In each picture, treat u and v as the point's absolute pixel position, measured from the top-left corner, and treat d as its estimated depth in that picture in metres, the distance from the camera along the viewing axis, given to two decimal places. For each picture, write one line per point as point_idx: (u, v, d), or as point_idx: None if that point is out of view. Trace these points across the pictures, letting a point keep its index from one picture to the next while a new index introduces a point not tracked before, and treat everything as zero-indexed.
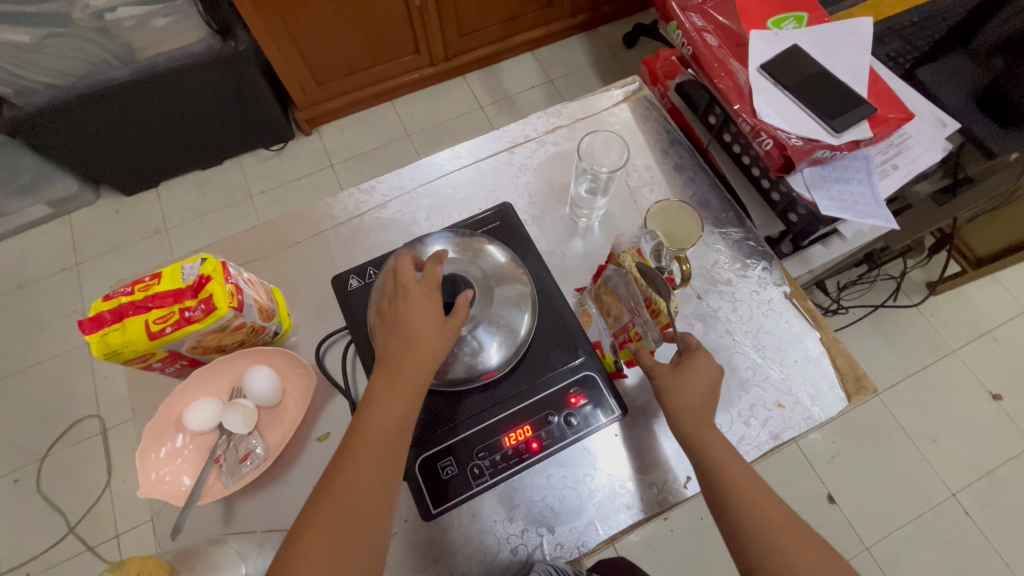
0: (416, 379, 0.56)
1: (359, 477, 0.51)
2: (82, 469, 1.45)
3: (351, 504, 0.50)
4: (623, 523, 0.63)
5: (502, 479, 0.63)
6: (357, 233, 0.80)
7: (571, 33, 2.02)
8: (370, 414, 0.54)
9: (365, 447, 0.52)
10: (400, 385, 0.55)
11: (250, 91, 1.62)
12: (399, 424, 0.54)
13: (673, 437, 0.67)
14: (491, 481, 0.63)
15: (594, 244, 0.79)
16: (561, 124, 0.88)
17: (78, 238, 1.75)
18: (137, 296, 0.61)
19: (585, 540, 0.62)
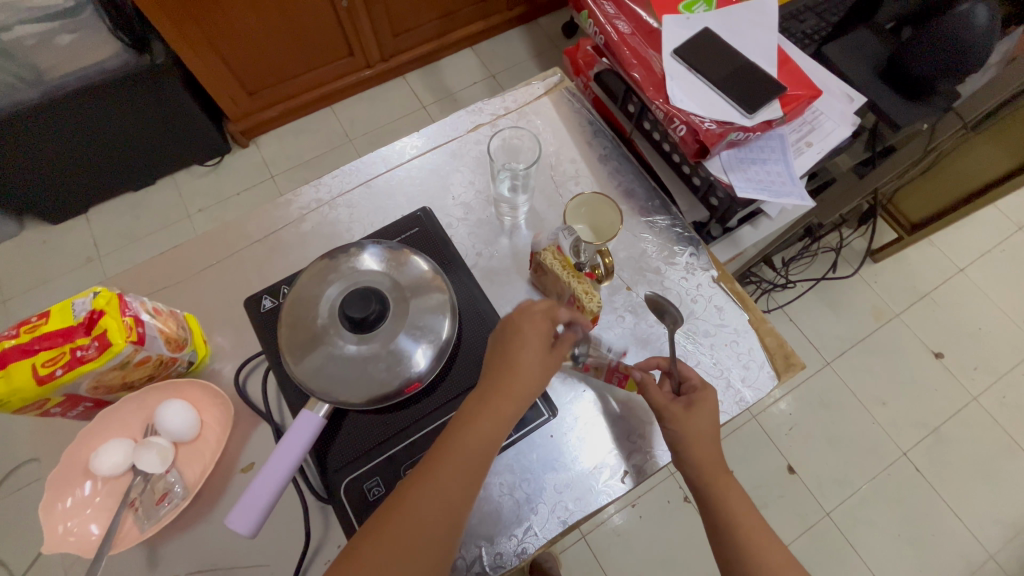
0: (495, 424, 0.54)
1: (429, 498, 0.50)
2: (25, 516, 1.37)
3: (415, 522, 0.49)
4: (561, 525, 0.62)
5: None
6: (276, 250, 0.77)
7: (509, 26, 2.00)
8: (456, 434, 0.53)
9: (443, 464, 0.51)
10: (478, 422, 0.53)
11: (175, 106, 1.55)
12: (468, 468, 0.52)
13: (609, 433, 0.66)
14: None
15: (521, 242, 0.77)
16: (482, 121, 0.86)
17: (3, 273, 1.64)
18: (22, 338, 0.57)
19: (524, 545, 0.61)
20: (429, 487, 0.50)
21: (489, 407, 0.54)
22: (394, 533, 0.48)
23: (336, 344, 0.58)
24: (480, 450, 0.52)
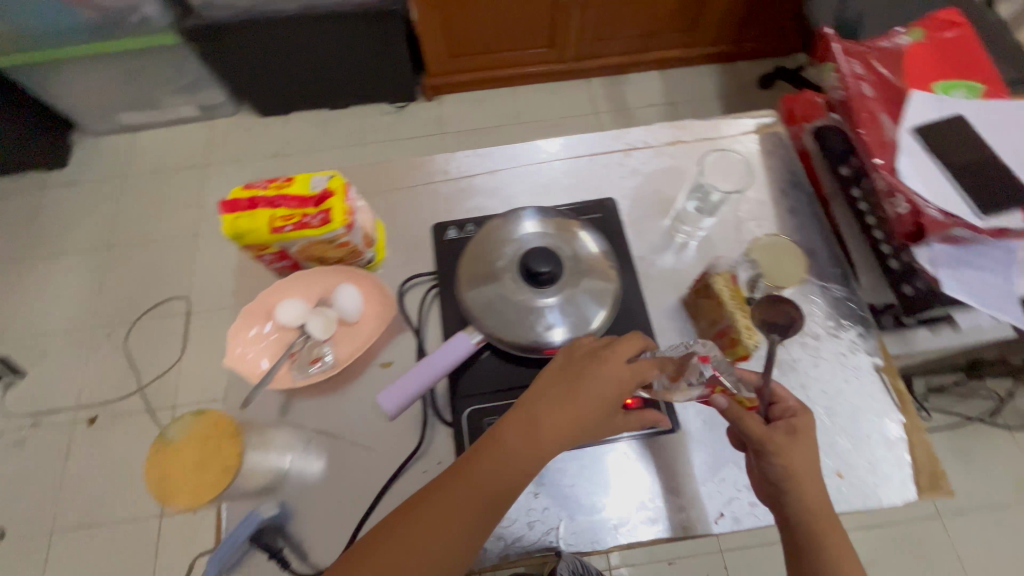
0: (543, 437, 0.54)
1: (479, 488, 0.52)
2: (163, 340, 1.62)
3: (467, 505, 0.52)
4: (585, 547, 0.64)
5: None
6: (464, 192, 0.85)
7: (706, 61, 1.99)
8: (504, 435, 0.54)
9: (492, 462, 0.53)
10: (512, 445, 0.53)
11: (393, 48, 1.73)
12: (470, 523, 0.52)
13: (673, 484, 0.67)
14: None
15: (686, 262, 0.78)
16: (683, 140, 0.88)
17: (212, 143, 1.94)
18: (271, 193, 0.68)
19: (543, 546, 0.64)
20: (423, 544, 0.51)
21: (506, 473, 0.53)
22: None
23: (507, 288, 0.63)
24: (483, 514, 0.52)
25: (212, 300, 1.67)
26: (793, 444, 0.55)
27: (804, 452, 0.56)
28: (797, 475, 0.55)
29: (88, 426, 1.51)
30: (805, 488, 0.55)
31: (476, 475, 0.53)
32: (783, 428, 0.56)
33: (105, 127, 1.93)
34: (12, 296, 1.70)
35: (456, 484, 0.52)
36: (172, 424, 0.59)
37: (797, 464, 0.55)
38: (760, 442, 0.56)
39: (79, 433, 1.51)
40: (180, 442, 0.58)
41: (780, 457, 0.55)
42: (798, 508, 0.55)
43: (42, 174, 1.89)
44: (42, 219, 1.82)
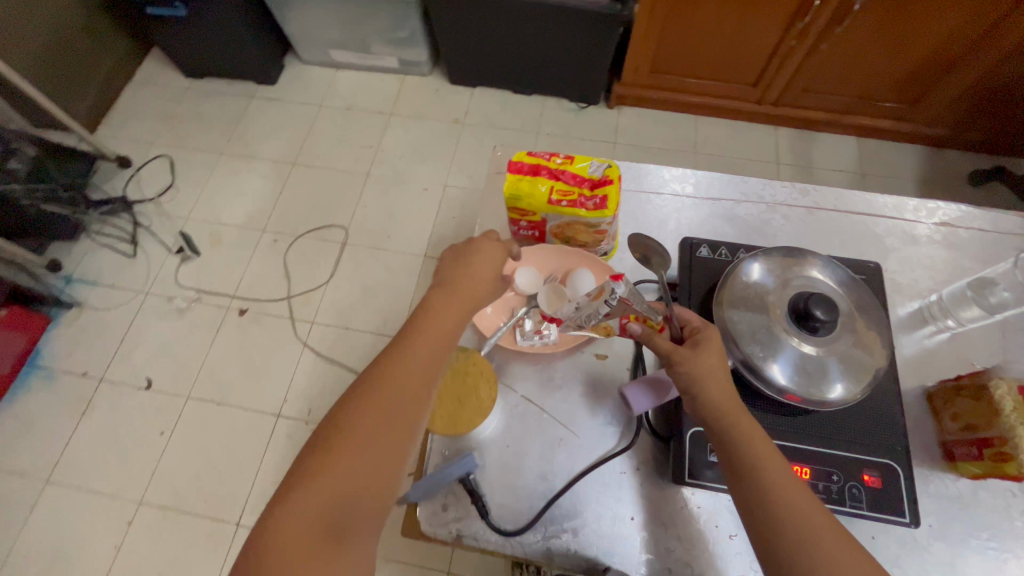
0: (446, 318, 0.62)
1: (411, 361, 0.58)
2: (318, 259, 1.75)
3: (406, 375, 0.57)
4: None
5: None
6: (704, 213, 0.84)
7: (912, 140, 1.85)
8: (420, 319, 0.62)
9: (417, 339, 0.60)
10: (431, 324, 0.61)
11: (599, 50, 1.75)
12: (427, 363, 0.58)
13: None
14: None
15: (934, 352, 0.72)
16: (953, 225, 0.82)
17: (402, 96, 2.07)
18: (553, 165, 0.72)
19: None
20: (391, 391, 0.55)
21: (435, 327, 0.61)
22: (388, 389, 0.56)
23: (780, 328, 0.63)
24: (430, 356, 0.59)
25: (367, 237, 1.79)
26: (698, 354, 0.58)
27: (712, 358, 0.59)
28: (701, 380, 0.58)
29: (238, 316, 1.67)
30: (708, 391, 0.57)
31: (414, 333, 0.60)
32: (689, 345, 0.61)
33: (316, 58, 2.11)
34: (205, 183, 1.91)
35: (410, 334, 0.60)
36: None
37: (700, 369, 0.58)
38: (668, 354, 0.60)
39: (230, 319, 1.67)
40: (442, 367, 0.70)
41: (685, 365, 0.58)
42: (710, 413, 0.56)
43: (254, 85, 2.11)
44: (244, 123, 2.03)
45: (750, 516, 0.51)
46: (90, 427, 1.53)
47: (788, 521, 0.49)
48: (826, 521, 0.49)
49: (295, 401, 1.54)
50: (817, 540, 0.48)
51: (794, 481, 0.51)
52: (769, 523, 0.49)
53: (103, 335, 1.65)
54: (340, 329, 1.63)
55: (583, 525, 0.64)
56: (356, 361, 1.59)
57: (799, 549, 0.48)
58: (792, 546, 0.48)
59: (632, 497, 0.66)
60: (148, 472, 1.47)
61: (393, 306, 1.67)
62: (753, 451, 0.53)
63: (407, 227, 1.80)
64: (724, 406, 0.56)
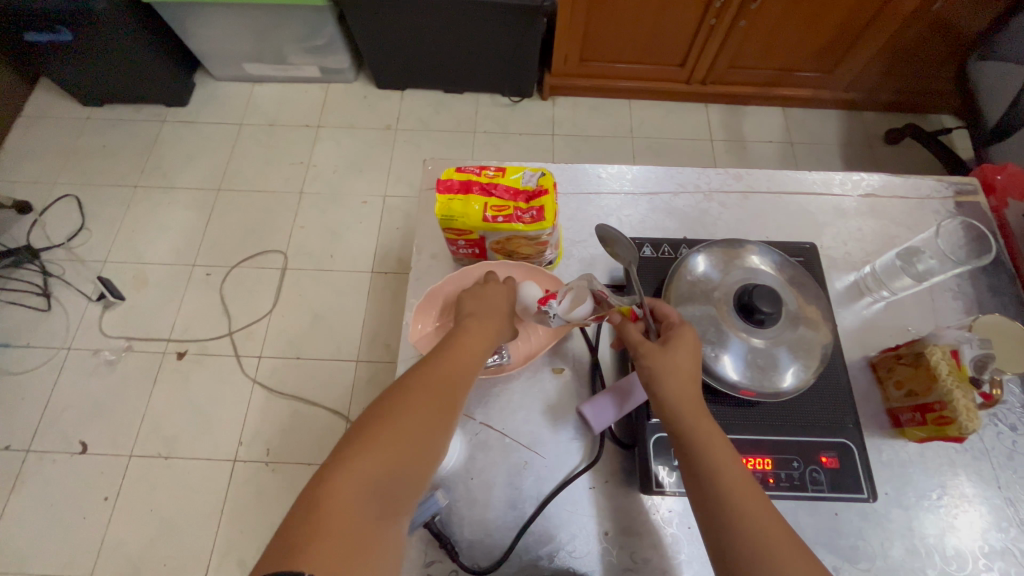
0: (470, 366, 0.60)
1: (428, 405, 0.55)
2: (258, 289, 1.65)
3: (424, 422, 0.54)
4: None
5: None
6: (643, 209, 0.84)
7: (832, 106, 1.93)
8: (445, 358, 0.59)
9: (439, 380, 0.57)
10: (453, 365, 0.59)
11: (525, 43, 1.72)
12: (434, 416, 0.55)
13: None
14: None
15: (873, 322, 0.75)
16: (878, 195, 0.85)
17: (327, 106, 1.97)
18: (485, 180, 0.69)
19: None
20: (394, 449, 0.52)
21: (433, 374, 0.57)
22: (404, 428, 0.53)
23: (728, 322, 0.63)
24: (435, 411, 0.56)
25: (308, 259, 1.70)
26: (666, 352, 0.57)
27: (668, 354, 0.58)
28: (659, 378, 0.57)
29: (177, 360, 1.55)
30: (666, 389, 0.56)
31: (408, 388, 0.56)
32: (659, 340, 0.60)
33: (229, 73, 1.97)
34: (123, 220, 1.76)
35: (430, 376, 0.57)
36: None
37: (663, 367, 0.57)
38: (635, 349, 0.60)
39: (168, 364, 1.55)
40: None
41: (649, 361, 0.58)
42: (667, 413, 0.56)
43: (164, 108, 1.95)
44: (158, 151, 1.88)
45: (703, 511, 0.51)
46: (23, 504, 1.39)
47: (741, 528, 0.48)
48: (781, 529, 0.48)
49: (252, 443, 1.45)
50: (767, 549, 0.47)
51: (748, 486, 0.51)
52: (719, 516, 0.50)
53: (24, 403, 1.49)
54: (291, 360, 1.55)
55: (559, 548, 0.63)
56: (313, 390, 1.52)
57: (750, 558, 0.47)
58: (746, 553, 0.47)
59: (603, 511, 0.65)
60: (97, 543, 1.35)
61: (345, 328, 1.60)
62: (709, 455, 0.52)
63: (350, 244, 1.72)
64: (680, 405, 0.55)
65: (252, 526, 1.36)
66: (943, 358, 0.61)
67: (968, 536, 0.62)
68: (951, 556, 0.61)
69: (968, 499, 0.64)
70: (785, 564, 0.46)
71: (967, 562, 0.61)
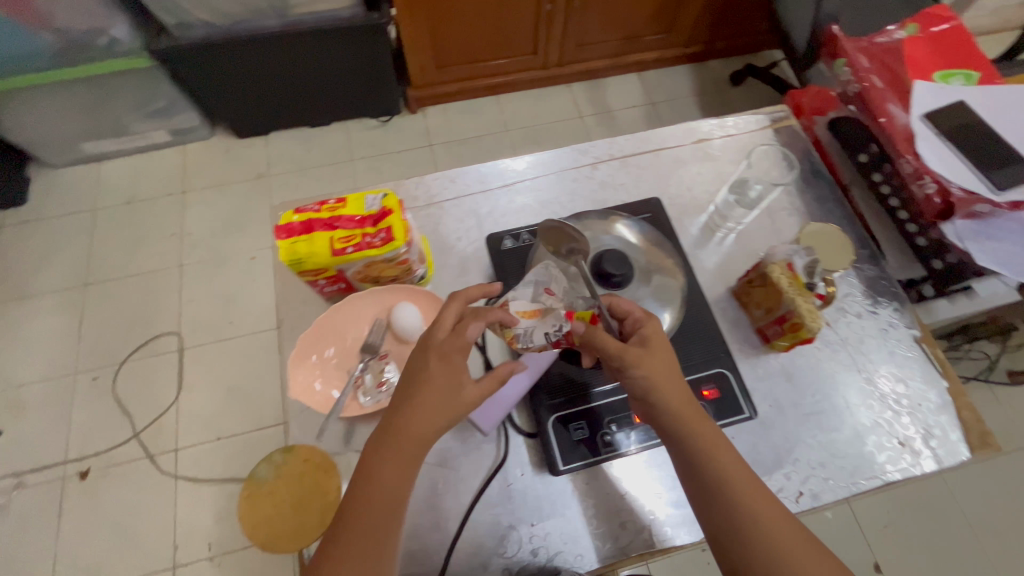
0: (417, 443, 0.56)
1: (378, 494, 0.54)
2: (157, 378, 1.52)
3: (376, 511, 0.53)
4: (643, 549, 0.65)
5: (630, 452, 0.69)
6: (504, 201, 0.85)
7: (680, 62, 2.08)
8: (395, 440, 0.55)
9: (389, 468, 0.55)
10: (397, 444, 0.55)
11: (377, 61, 1.69)
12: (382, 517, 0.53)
13: None
14: (618, 450, 0.70)
15: (728, 255, 0.81)
16: (710, 137, 0.91)
17: (189, 168, 1.85)
18: (326, 214, 0.67)
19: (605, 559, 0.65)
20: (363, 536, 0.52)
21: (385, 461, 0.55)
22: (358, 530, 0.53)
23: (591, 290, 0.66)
24: (368, 532, 0.53)
25: (207, 332, 1.59)
26: (649, 353, 0.59)
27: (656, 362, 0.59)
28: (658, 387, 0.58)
29: (81, 481, 1.40)
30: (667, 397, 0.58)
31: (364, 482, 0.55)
32: (637, 343, 0.60)
33: (66, 157, 1.80)
34: None
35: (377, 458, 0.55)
36: (263, 464, 0.66)
37: (656, 375, 0.58)
38: (621, 357, 0.59)
39: (70, 489, 1.39)
40: (274, 480, 0.66)
41: (642, 372, 0.58)
42: (672, 421, 0.58)
43: None
44: (3, 261, 1.68)
45: (719, 518, 0.54)
46: None
47: (757, 532, 0.52)
48: (790, 524, 0.53)
49: (190, 542, 1.34)
50: (785, 550, 0.51)
51: (754, 486, 0.55)
52: (738, 526, 0.53)
53: None
54: (212, 443, 1.44)
55: (494, 552, 0.65)
56: (244, 467, 1.42)
57: (771, 562, 0.51)
58: (760, 557, 0.52)
59: (527, 504, 0.67)
60: None
61: (265, 393, 1.51)
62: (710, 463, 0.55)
63: (247, 306, 1.63)
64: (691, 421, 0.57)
65: None
66: (777, 271, 0.69)
67: (841, 421, 0.70)
68: (832, 444, 0.68)
69: (833, 390, 0.71)
70: (798, 555, 0.51)
71: (845, 443, 0.68)
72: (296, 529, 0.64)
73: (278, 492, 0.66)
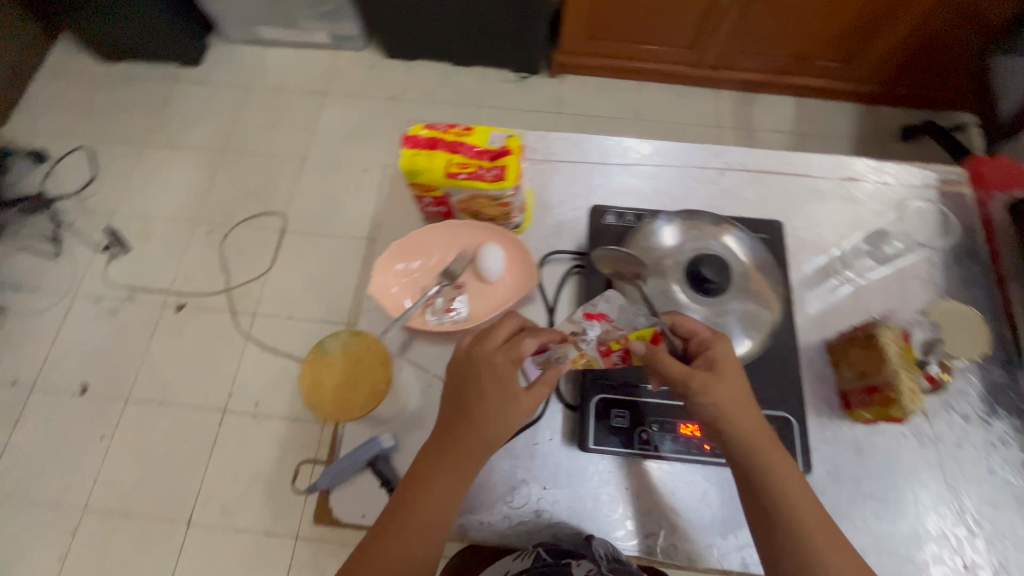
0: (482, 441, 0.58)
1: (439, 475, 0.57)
2: (256, 249, 1.69)
3: (436, 493, 0.57)
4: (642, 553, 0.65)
5: (662, 458, 0.68)
6: (617, 180, 0.83)
7: (847, 99, 1.88)
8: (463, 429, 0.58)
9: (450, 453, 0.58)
10: (464, 437, 0.58)
11: (534, 16, 1.69)
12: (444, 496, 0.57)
13: (725, 519, 0.66)
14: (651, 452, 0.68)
15: (834, 305, 0.74)
16: (859, 179, 0.83)
17: (336, 72, 1.98)
18: (451, 137, 0.69)
19: None
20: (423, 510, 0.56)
21: (451, 448, 0.58)
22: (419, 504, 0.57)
23: (677, 290, 0.65)
24: (445, 505, 0.57)
25: (307, 223, 1.73)
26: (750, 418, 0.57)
27: (731, 408, 0.57)
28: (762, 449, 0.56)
29: (175, 313, 1.60)
30: (774, 465, 0.56)
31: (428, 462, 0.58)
32: (703, 365, 0.59)
33: (242, 35, 1.99)
34: (131, 175, 1.81)
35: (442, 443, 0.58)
36: (332, 336, 0.72)
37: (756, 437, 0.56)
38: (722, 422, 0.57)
39: (166, 316, 1.60)
40: (336, 354, 0.72)
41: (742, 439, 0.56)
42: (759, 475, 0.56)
43: (177, 68, 1.99)
44: (169, 110, 1.92)
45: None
46: (25, 438, 1.46)
47: None
48: None
49: (242, 395, 1.50)
50: None
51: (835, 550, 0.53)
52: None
53: (29, 344, 1.56)
54: (283, 319, 1.59)
55: (499, 498, 0.67)
56: (302, 350, 1.56)
57: None
58: None
59: (545, 468, 0.68)
60: (91, 478, 1.42)
61: (338, 292, 1.62)
62: (790, 518, 0.54)
63: (347, 210, 1.75)
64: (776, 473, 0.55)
65: (235, 475, 1.41)
66: (888, 336, 0.62)
67: (901, 517, 0.63)
68: (880, 535, 0.62)
69: (904, 483, 0.64)
70: None
71: (897, 540, 0.62)
72: (342, 402, 0.69)
73: (336, 364, 0.71)
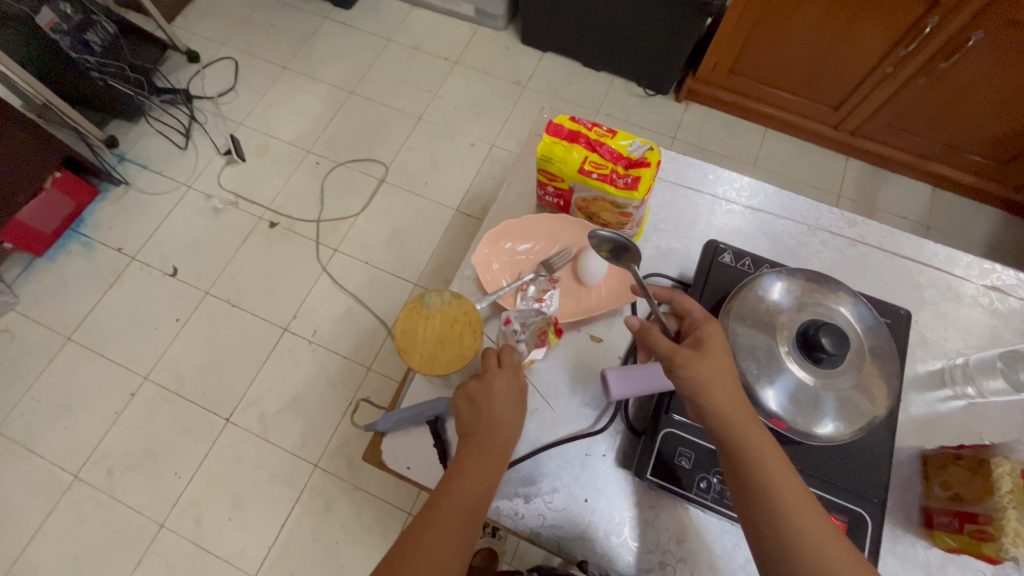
0: (493, 452, 0.59)
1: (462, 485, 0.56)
2: (354, 190, 1.77)
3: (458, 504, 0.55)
4: None
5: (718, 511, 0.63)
6: (738, 221, 0.80)
7: (991, 203, 1.72)
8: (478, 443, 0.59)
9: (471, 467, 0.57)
10: (475, 451, 0.59)
11: (680, 37, 1.66)
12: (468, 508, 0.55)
13: None
14: (707, 503, 0.63)
15: (941, 417, 0.68)
16: (1006, 292, 0.76)
17: (471, 45, 2.04)
18: (593, 136, 0.70)
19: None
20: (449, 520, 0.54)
21: (469, 462, 0.58)
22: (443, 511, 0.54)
23: (782, 348, 0.61)
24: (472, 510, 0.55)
25: (406, 179, 1.79)
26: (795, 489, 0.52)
27: (746, 414, 0.56)
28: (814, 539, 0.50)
29: (267, 228, 1.71)
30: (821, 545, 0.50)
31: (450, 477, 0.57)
32: (690, 344, 0.60)
33: None
34: (265, 94, 1.94)
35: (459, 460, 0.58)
36: (435, 293, 0.72)
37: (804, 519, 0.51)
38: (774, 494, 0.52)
39: (259, 228, 1.71)
40: (434, 312, 0.71)
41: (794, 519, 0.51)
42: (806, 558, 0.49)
43: (330, 7, 2.11)
44: (313, 43, 2.04)
45: None
46: (115, 300, 1.62)
47: None
48: None
49: (304, 320, 1.59)
50: None
51: None
52: None
53: (141, 218, 1.72)
54: (359, 262, 1.66)
55: (536, 493, 0.67)
56: (368, 295, 1.62)
57: None
58: None
59: (590, 480, 0.67)
60: (158, 352, 1.55)
61: (415, 252, 1.68)
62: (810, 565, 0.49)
63: (444, 178, 1.79)
64: (788, 498, 0.52)
65: (278, 390, 1.50)
66: (1005, 470, 0.55)
67: None
68: None
69: None
70: None
71: None
72: (430, 356, 0.69)
73: (433, 322, 0.71)
